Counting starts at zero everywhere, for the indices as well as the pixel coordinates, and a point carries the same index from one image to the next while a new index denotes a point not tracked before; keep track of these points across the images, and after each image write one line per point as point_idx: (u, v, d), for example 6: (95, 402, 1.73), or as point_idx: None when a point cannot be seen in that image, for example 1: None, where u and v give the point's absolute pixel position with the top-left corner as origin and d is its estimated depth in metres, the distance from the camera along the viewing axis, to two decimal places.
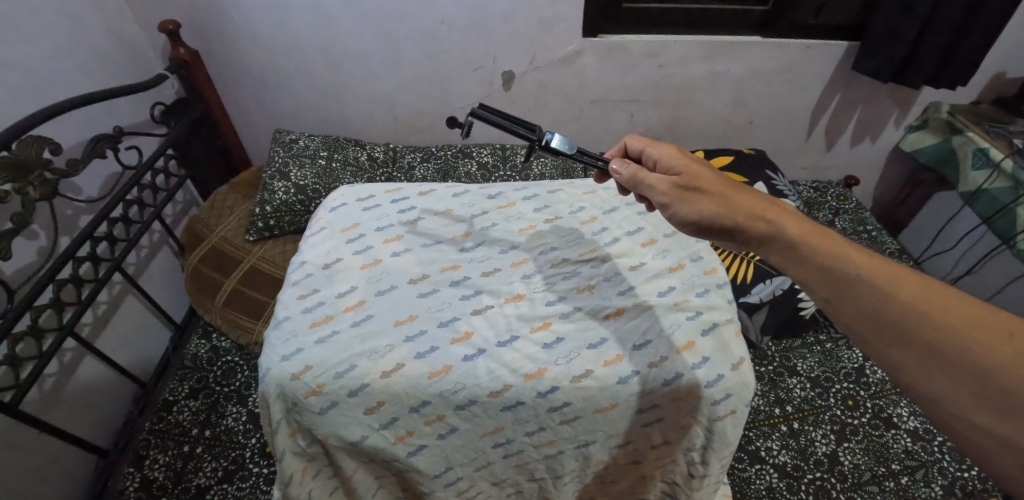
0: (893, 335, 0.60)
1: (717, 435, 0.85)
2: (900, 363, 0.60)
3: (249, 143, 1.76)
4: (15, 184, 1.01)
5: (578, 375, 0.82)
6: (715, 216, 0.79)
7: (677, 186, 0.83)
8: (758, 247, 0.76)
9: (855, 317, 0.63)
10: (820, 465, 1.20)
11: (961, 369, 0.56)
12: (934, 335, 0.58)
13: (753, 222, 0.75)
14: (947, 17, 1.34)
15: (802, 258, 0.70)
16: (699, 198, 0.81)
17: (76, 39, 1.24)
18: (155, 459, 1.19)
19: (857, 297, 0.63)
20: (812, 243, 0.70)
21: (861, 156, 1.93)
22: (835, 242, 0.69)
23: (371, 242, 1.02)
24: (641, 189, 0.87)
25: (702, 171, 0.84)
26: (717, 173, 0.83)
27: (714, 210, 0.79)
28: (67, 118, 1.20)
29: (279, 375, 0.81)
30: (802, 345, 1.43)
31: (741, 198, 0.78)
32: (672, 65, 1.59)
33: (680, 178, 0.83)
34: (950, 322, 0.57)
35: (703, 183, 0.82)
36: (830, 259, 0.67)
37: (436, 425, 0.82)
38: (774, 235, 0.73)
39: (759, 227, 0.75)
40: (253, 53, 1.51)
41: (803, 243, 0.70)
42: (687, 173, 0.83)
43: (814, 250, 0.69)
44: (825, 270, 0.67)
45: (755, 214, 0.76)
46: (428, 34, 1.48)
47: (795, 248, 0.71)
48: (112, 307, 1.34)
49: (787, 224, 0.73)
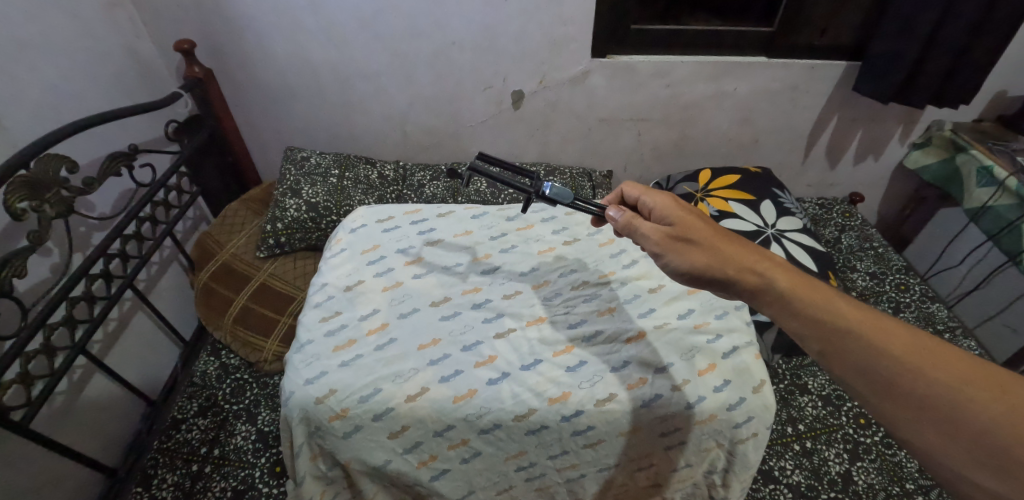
0: (886, 389, 0.60)
1: (739, 458, 0.86)
2: (895, 419, 0.59)
3: (260, 160, 1.78)
4: (32, 202, 1.01)
5: (602, 399, 0.82)
6: (708, 268, 0.78)
7: (671, 236, 0.82)
8: (751, 298, 0.76)
9: (849, 373, 0.63)
10: (834, 484, 1.19)
11: (957, 426, 0.55)
12: (928, 390, 0.58)
13: (744, 273, 0.76)
14: (949, 38, 1.36)
15: (794, 310, 0.71)
16: (693, 248, 0.80)
17: (94, 57, 1.26)
18: (163, 478, 1.17)
19: (849, 351, 0.64)
20: (804, 296, 0.70)
21: (865, 173, 1.95)
22: (826, 295, 0.69)
23: (392, 264, 1.03)
24: (634, 238, 0.86)
25: (695, 222, 0.83)
26: (710, 223, 0.83)
27: (707, 261, 0.79)
28: (85, 136, 1.21)
29: (302, 399, 0.82)
30: (812, 363, 1.43)
31: (732, 249, 0.78)
32: (679, 85, 1.61)
33: (674, 229, 0.83)
34: (943, 378, 0.57)
35: (695, 234, 0.81)
36: (821, 311, 0.68)
37: (460, 449, 0.83)
38: (766, 286, 0.74)
39: (750, 279, 0.75)
40: (266, 71, 1.53)
41: (794, 296, 0.71)
42: (681, 224, 0.83)
43: (807, 302, 0.70)
44: (816, 322, 0.67)
45: (746, 265, 0.76)
46: (439, 54, 1.51)
47: (787, 299, 0.72)
48: (122, 324, 1.34)
49: (778, 276, 0.73)
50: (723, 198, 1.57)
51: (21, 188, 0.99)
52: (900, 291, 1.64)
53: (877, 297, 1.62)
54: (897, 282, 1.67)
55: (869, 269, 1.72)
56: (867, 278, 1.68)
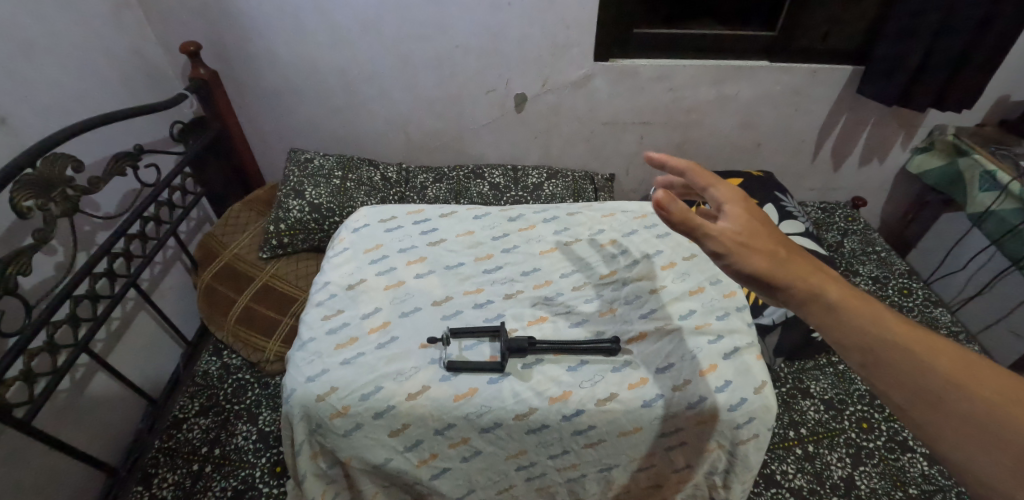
0: (930, 406, 0.55)
1: (740, 459, 0.85)
2: (938, 437, 0.54)
3: (264, 161, 1.79)
4: (38, 201, 1.02)
5: (603, 398, 0.83)
6: (769, 274, 0.68)
7: (735, 236, 0.70)
8: (796, 307, 0.67)
9: (891, 387, 0.57)
10: (836, 489, 1.19)
11: (1003, 448, 0.51)
12: (975, 410, 0.53)
13: (794, 278, 0.66)
14: (950, 43, 1.36)
15: (838, 317, 0.63)
16: (752, 252, 0.69)
17: (102, 59, 1.28)
18: (163, 477, 1.18)
19: (896, 365, 0.57)
20: (851, 305, 0.63)
21: (868, 178, 1.94)
22: (871, 305, 0.63)
23: (394, 263, 1.04)
24: (692, 236, 0.71)
25: (753, 221, 0.72)
26: (761, 219, 0.73)
27: (768, 267, 0.68)
28: (91, 137, 1.22)
29: (303, 397, 0.82)
30: (814, 366, 1.43)
31: (789, 254, 0.69)
32: (681, 89, 1.62)
33: (736, 228, 0.70)
34: (992, 400, 0.53)
35: (754, 234, 0.70)
36: (865, 322, 0.61)
37: (460, 448, 0.83)
38: (813, 295, 0.65)
39: (802, 285, 0.66)
40: (270, 73, 1.54)
41: (839, 304, 0.63)
42: (743, 223, 0.71)
43: (855, 313, 0.62)
44: (860, 333, 0.61)
45: (796, 271, 0.67)
46: (443, 56, 1.51)
47: (831, 306, 0.64)
48: (126, 323, 1.35)
49: (826, 285, 0.65)
50: None
51: (27, 186, 1.00)
52: (902, 296, 1.63)
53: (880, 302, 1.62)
54: (900, 286, 1.66)
55: (872, 273, 1.71)
56: (870, 282, 1.68)
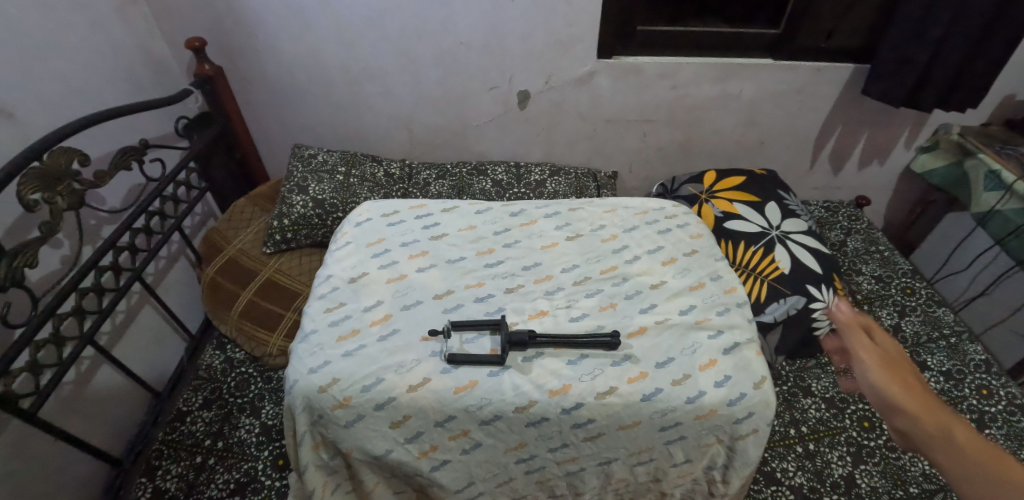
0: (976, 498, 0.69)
1: (739, 454, 0.86)
2: None
3: (268, 157, 1.80)
4: (44, 194, 1.03)
5: (603, 392, 0.83)
6: (874, 383, 0.88)
7: (882, 358, 0.91)
8: (886, 413, 0.84)
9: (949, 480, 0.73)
10: (836, 487, 1.19)
11: None
12: None
13: (891, 388, 0.85)
14: (955, 42, 1.36)
15: (917, 421, 0.80)
16: (868, 362, 0.90)
17: (108, 54, 1.28)
18: (167, 469, 1.19)
19: (949, 460, 0.74)
20: (930, 416, 0.80)
21: (872, 178, 1.94)
22: (950, 420, 0.79)
23: (396, 257, 1.04)
24: (843, 337, 0.97)
25: (876, 347, 0.93)
26: (894, 349, 0.94)
27: (880, 377, 0.88)
28: (97, 131, 1.23)
29: (306, 388, 0.83)
30: (816, 365, 1.43)
31: (902, 375, 0.88)
32: (684, 86, 1.62)
33: (884, 355, 0.91)
34: None
35: (871, 353, 0.92)
36: (937, 428, 0.78)
37: (460, 441, 0.84)
38: (898, 404, 0.83)
39: (894, 394, 0.84)
40: (274, 69, 1.55)
41: (921, 415, 0.80)
42: (875, 349, 0.93)
43: (931, 422, 0.79)
44: (931, 433, 0.78)
45: (897, 384, 0.86)
46: (446, 53, 1.52)
47: (916, 414, 0.81)
48: (130, 316, 1.36)
49: (914, 399, 0.83)
50: (727, 199, 1.57)
51: (33, 179, 1.01)
52: (905, 295, 1.63)
53: (882, 301, 1.61)
54: (903, 286, 1.66)
55: (874, 272, 1.71)
56: (872, 282, 1.68)
